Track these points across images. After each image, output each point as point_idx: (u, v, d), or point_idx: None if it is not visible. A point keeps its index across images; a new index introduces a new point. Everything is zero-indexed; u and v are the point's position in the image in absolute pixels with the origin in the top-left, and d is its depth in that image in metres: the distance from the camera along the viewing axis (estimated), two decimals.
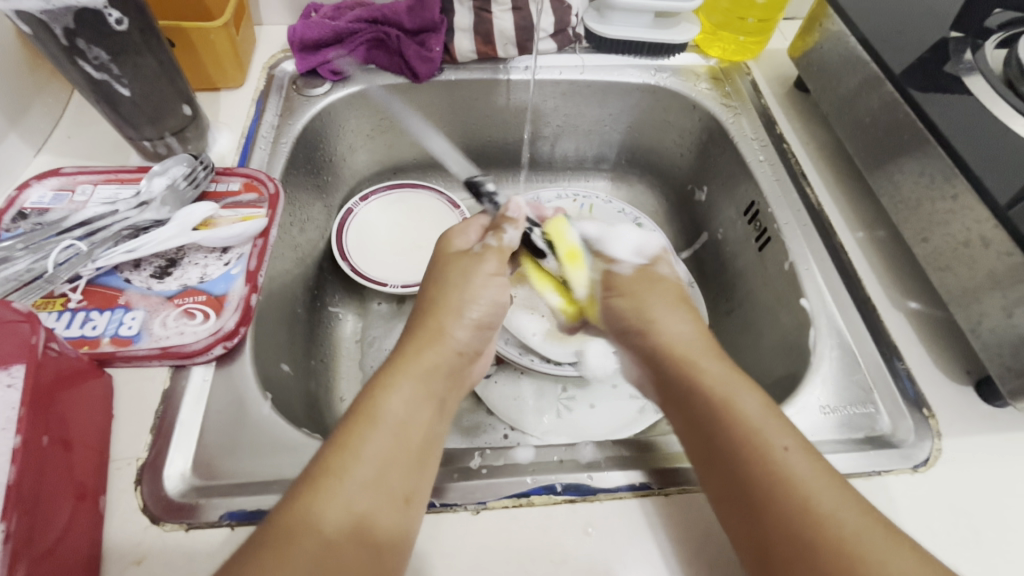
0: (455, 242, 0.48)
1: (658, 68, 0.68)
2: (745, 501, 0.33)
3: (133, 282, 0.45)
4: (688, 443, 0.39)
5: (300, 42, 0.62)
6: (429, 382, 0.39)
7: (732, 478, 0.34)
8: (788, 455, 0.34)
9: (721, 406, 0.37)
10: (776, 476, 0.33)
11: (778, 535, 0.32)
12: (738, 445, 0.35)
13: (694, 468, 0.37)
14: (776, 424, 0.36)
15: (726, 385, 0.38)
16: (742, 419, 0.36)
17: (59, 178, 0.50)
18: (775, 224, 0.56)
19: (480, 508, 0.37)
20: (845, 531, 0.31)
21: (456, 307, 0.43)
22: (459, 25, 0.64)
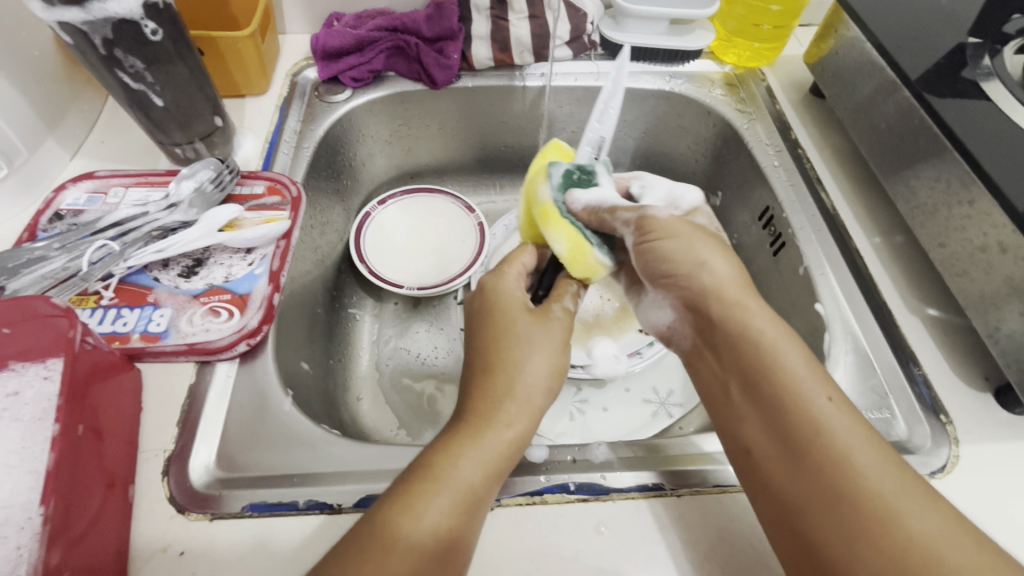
0: (511, 287, 0.43)
1: (674, 75, 0.69)
2: (788, 455, 0.34)
3: (161, 281, 0.47)
4: (733, 397, 0.38)
5: (322, 50, 0.64)
6: (500, 436, 0.36)
7: (779, 431, 0.35)
8: (831, 407, 0.34)
9: (760, 359, 0.36)
10: (817, 433, 0.33)
11: (813, 491, 0.32)
12: (780, 395, 0.35)
13: (735, 419, 0.38)
14: (816, 380, 0.35)
15: (774, 336, 0.37)
16: (785, 379, 0.35)
17: (93, 181, 0.53)
18: (790, 228, 0.55)
19: (494, 505, 0.37)
20: (877, 487, 0.31)
21: (530, 350, 0.39)
22: (477, 33, 0.65)
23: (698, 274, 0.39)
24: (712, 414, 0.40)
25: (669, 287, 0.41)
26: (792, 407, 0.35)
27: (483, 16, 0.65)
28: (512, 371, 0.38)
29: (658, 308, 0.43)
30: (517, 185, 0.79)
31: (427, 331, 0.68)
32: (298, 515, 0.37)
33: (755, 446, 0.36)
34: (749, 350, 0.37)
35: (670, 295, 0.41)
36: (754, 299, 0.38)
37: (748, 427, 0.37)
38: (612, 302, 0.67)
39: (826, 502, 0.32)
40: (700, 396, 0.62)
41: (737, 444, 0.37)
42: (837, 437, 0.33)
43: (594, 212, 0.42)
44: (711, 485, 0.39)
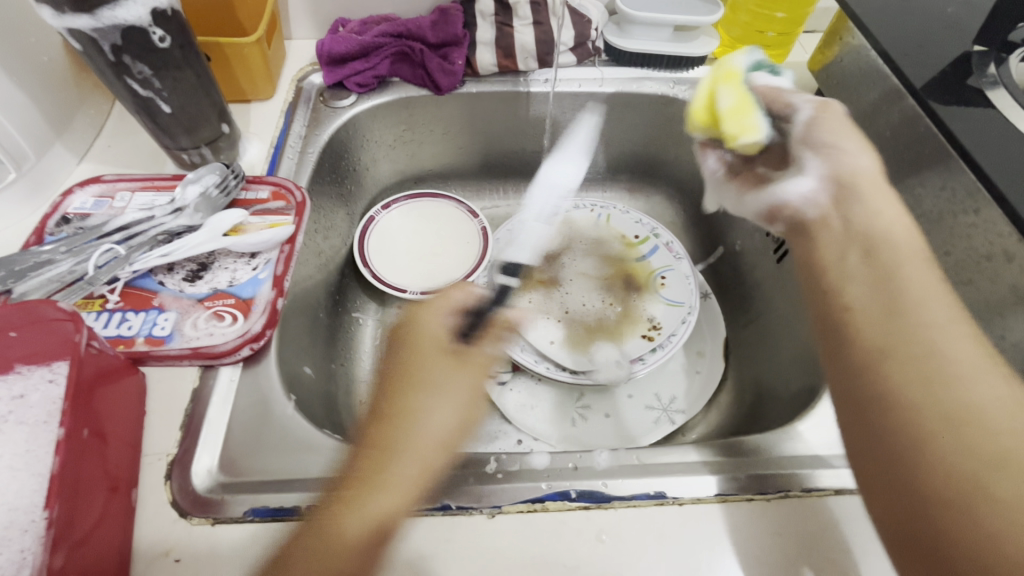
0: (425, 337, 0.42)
1: (678, 81, 0.69)
2: (887, 313, 0.35)
3: (166, 285, 0.47)
4: (837, 258, 0.40)
5: (327, 55, 0.64)
6: (395, 484, 0.35)
7: (882, 293, 0.36)
8: (938, 291, 0.36)
9: (882, 235, 0.39)
10: (919, 307, 0.35)
11: (900, 345, 0.34)
12: (891, 269, 0.37)
13: (839, 278, 0.39)
14: (925, 266, 0.37)
15: (895, 225, 0.39)
16: (901, 258, 0.37)
17: (100, 185, 0.53)
18: None
19: (495, 512, 0.37)
20: (956, 363, 0.32)
21: (418, 419, 0.38)
22: (481, 39, 0.65)
23: (855, 156, 0.42)
24: (809, 283, 0.41)
25: (827, 152, 0.42)
26: (899, 279, 0.36)
27: (487, 23, 0.65)
28: (408, 428, 0.37)
29: (796, 178, 0.43)
30: (521, 189, 0.80)
31: None
32: (299, 520, 0.37)
33: (854, 302, 0.37)
34: (872, 230, 0.39)
35: (829, 160, 0.42)
36: (882, 192, 0.41)
37: (852, 288, 0.38)
38: (613, 306, 0.67)
39: (912, 360, 0.33)
40: (703, 402, 0.62)
41: (833, 298, 0.38)
42: (929, 308, 0.35)
43: (772, 92, 0.44)
44: (714, 494, 0.38)
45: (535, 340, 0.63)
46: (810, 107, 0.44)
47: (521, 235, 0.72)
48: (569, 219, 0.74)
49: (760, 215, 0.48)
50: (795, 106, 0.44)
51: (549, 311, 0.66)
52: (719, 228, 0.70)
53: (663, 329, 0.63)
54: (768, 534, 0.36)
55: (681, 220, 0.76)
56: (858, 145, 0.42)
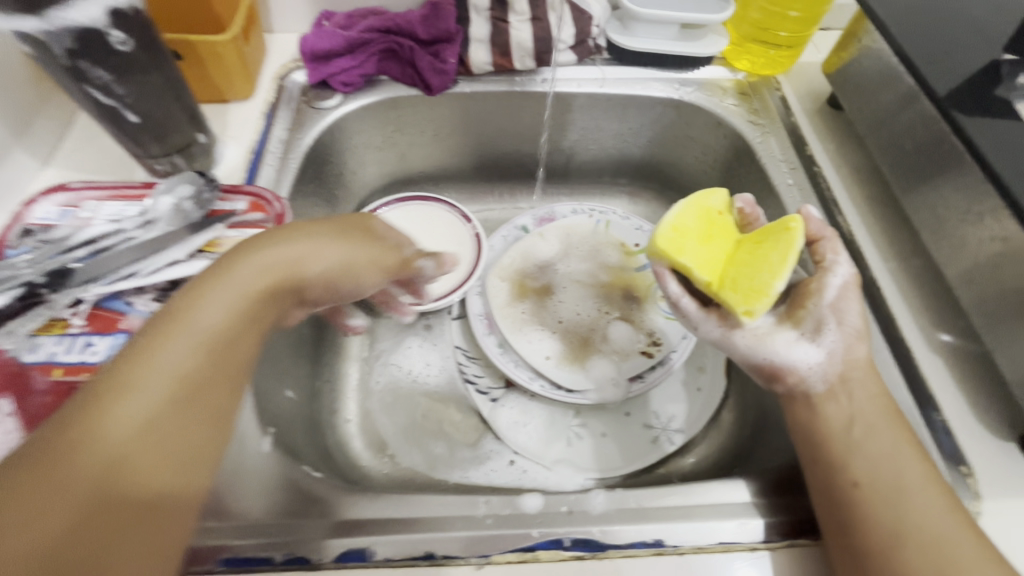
0: (241, 272, 0.36)
1: (684, 82, 0.65)
2: (894, 496, 0.34)
3: (135, 305, 0.43)
4: (830, 428, 0.38)
5: (311, 52, 0.61)
6: (46, 523, 0.24)
7: (885, 472, 0.35)
8: (929, 478, 0.35)
9: (877, 415, 0.38)
10: (919, 497, 0.34)
11: (913, 541, 0.32)
12: (886, 448, 0.36)
13: (838, 453, 0.37)
14: (912, 447, 0.37)
15: (881, 406, 0.38)
16: (894, 440, 0.36)
17: (66, 193, 0.49)
18: None
19: (483, 562, 0.35)
20: (965, 562, 0.31)
21: (209, 307, 0.34)
22: (475, 35, 0.61)
23: (857, 338, 0.40)
24: (810, 452, 0.38)
25: (843, 325, 0.40)
26: (899, 456, 0.36)
27: (481, 18, 0.61)
28: (129, 429, 0.28)
29: (806, 340, 0.40)
30: (517, 192, 0.76)
31: (420, 347, 0.66)
32: (273, 572, 0.35)
33: (863, 477, 0.35)
34: (873, 405, 0.38)
35: (841, 337, 0.40)
36: (871, 375, 0.39)
37: (860, 461, 0.36)
38: (610, 317, 0.64)
39: (927, 557, 0.32)
40: (703, 423, 0.59)
41: (838, 473, 0.36)
42: (931, 489, 0.34)
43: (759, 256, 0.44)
44: (715, 543, 0.36)
45: (530, 356, 0.61)
46: (842, 275, 0.41)
47: (516, 242, 0.70)
48: (566, 226, 0.71)
49: (747, 366, 0.43)
50: (837, 260, 0.42)
51: (543, 321, 0.64)
52: None
53: (663, 345, 0.61)
54: None
55: None
56: (857, 315, 0.41)
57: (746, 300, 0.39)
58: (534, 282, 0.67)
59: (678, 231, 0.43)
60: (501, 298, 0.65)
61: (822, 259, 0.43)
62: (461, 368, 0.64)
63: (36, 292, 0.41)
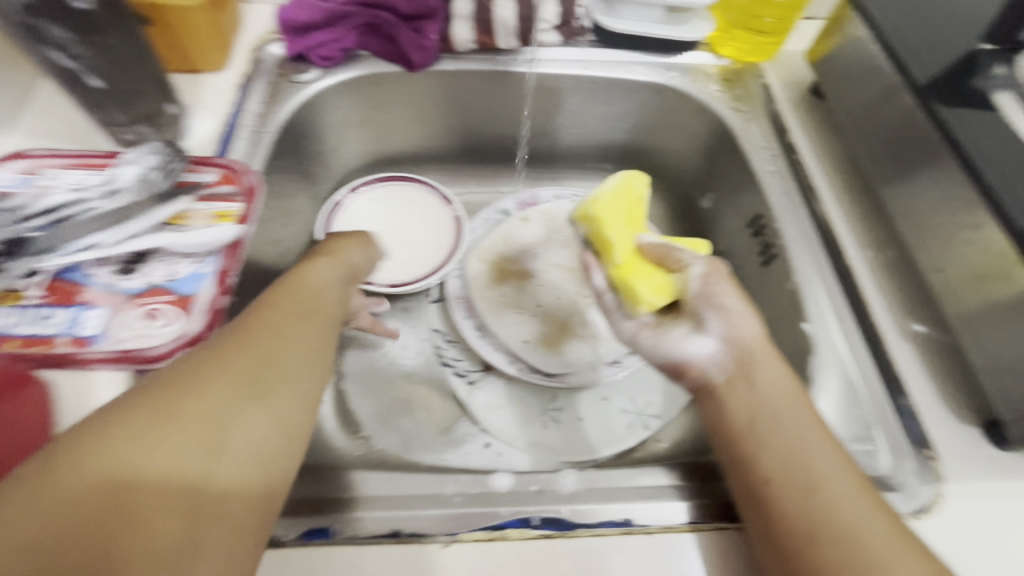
0: (280, 304, 0.37)
1: (669, 66, 0.64)
2: (804, 486, 0.33)
3: (96, 278, 0.42)
4: (733, 425, 0.38)
5: (289, 23, 0.58)
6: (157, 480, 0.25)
7: (790, 463, 0.35)
8: (835, 458, 0.34)
9: (780, 407, 0.37)
10: (828, 484, 0.33)
11: (823, 529, 0.32)
12: (793, 441, 0.35)
13: (746, 451, 0.36)
14: (820, 432, 0.36)
15: (789, 396, 0.37)
16: (798, 431, 0.36)
17: (26, 160, 0.48)
18: (780, 240, 0.52)
19: (450, 541, 0.34)
20: (875, 542, 0.31)
21: (247, 345, 0.32)
22: (457, 12, 0.60)
23: (742, 320, 0.41)
24: (724, 446, 0.38)
25: (724, 313, 0.41)
26: (810, 444, 0.35)
27: None
28: (130, 477, 0.25)
29: (698, 334, 0.41)
30: (500, 175, 0.76)
31: (397, 329, 0.65)
32: None
33: (774, 472, 0.34)
34: (776, 390, 0.38)
35: (725, 322, 0.41)
36: (773, 360, 0.39)
37: (768, 456, 0.35)
38: (590, 301, 0.64)
39: (841, 544, 0.31)
40: (679, 407, 0.60)
41: (750, 476, 0.35)
42: (842, 473, 0.34)
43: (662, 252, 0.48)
44: (684, 523, 0.36)
45: (508, 339, 0.60)
46: (706, 269, 0.43)
47: (497, 226, 0.69)
48: (548, 211, 0.70)
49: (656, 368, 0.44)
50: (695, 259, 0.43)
51: (522, 305, 0.63)
52: (704, 224, 0.67)
53: None
54: (737, 568, 0.34)
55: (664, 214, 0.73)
56: (736, 298, 0.42)
57: (654, 294, 0.42)
58: (514, 266, 0.66)
59: (604, 195, 0.46)
60: (480, 280, 0.64)
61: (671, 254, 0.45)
62: (440, 352, 0.64)
63: None
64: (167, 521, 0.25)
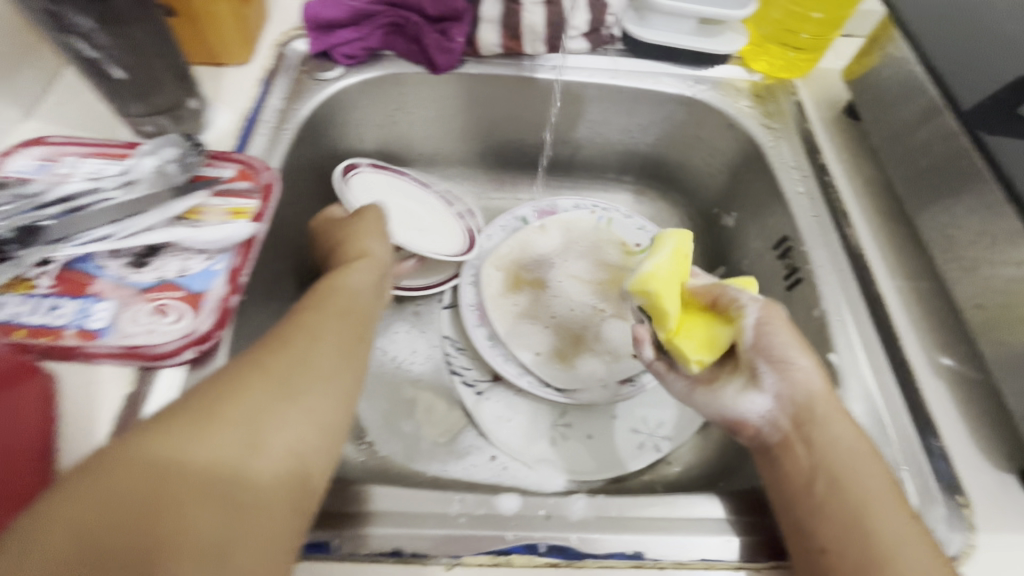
0: (319, 305, 0.39)
1: (698, 79, 0.63)
2: (862, 557, 0.32)
3: (107, 269, 0.41)
4: (790, 483, 0.37)
5: (314, 20, 0.58)
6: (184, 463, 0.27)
7: (852, 530, 0.33)
8: (907, 526, 0.33)
9: (843, 468, 0.36)
10: (896, 556, 0.32)
11: None
12: (848, 501, 0.34)
13: (802, 512, 0.35)
14: (893, 499, 0.34)
15: (855, 455, 0.36)
16: (860, 493, 0.34)
17: (45, 146, 0.47)
18: (808, 264, 0.51)
19: (453, 563, 0.33)
20: None
21: (280, 346, 0.34)
22: (485, 15, 0.59)
23: (803, 374, 0.40)
24: (780, 509, 0.36)
25: (782, 370, 0.40)
26: (871, 510, 0.34)
27: None
28: (161, 451, 0.27)
29: (753, 391, 0.41)
30: (519, 182, 0.74)
31: (407, 333, 0.64)
32: None
33: (829, 542, 0.33)
34: (837, 450, 0.37)
35: (779, 376, 0.40)
36: (840, 416, 0.38)
37: (826, 524, 0.34)
38: (605, 315, 0.63)
39: None
40: (691, 431, 0.58)
41: (804, 542, 0.34)
42: (917, 546, 0.32)
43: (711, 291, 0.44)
44: (697, 559, 0.34)
45: (519, 351, 0.59)
46: (757, 311, 0.41)
47: (514, 233, 0.68)
48: (567, 221, 0.69)
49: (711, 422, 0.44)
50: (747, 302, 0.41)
51: (536, 316, 0.62)
52: (726, 242, 0.65)
53: None
54: None
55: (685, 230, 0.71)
56: (801, 352, 0.40)
57: (699, 351, 0.41)
58: (528, 275, 0.65)
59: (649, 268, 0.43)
60: (495, 288, 0.63)
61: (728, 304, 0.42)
62: (449, 360, 0.62)
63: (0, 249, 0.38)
64: (202, 502, 0.26)
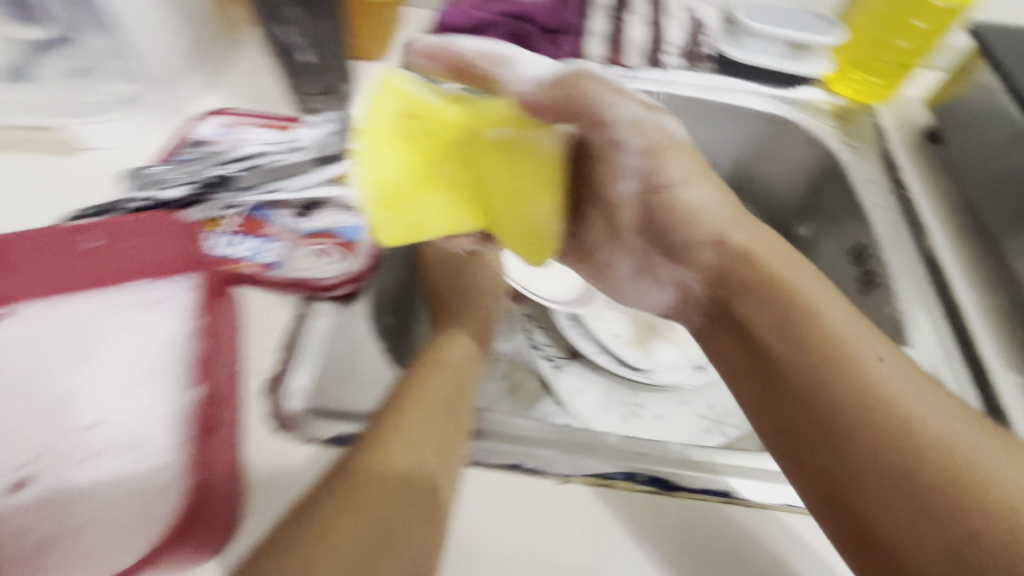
0: (439, 373, 0.40)
1: (784, 99, 0.67)
2: (837, 425, 0.33)
3: (278, 217, 0.50)
4: (740, 347, 0.39)
5: (445, 27, 0.66)
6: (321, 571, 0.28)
7: (799, 391, 0.35)
8: (884, 365, 0.33)
9: (801, 313, 0.36)
10: (879, 395, 0.32)
11: (870, 466, 0.31)
12: (825, 362, 0.34)
13: (751, 387, 0.38)
14: (851, 321, 0.36)
15: (810, 292, 0.37)
16: (819, 330, 0.35)
17: (225, 116, 0.57)
18: (886, 268, 0.54)
19: (564, 479, 0.40)
20: (955, 453, 0.31)
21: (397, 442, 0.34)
22: (593, 30, 0.67)
23: (715, 206, 0.41)
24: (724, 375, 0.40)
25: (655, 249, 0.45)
26: (847, 347, 0.34)
27: (601, 16, 0.67)
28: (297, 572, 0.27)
29: None
30: None
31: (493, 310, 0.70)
32: None
33: (786, 425, 0.35)
34: (779, 301, 0.37)
35: None
36: (785, 261, 0.38)
37: (795, 377, 0.35)
38: None
39: (892, 479, 0.31)
40: None
41: (777, 419, 0.36)
42: (926, 391, 0.33)
43: None
44: (782, 503, 0.39)
45: (600, 333, 0.65)
46: None
47: None
48: None
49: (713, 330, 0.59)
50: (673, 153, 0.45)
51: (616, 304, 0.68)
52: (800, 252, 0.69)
53: None
54: None
55: None
56: (694, 181, 0.41)
57: None
58: None
59: None
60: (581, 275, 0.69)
61: (604, 176, 0.42)
62: (530, 336, 0.68)
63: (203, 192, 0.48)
64: None
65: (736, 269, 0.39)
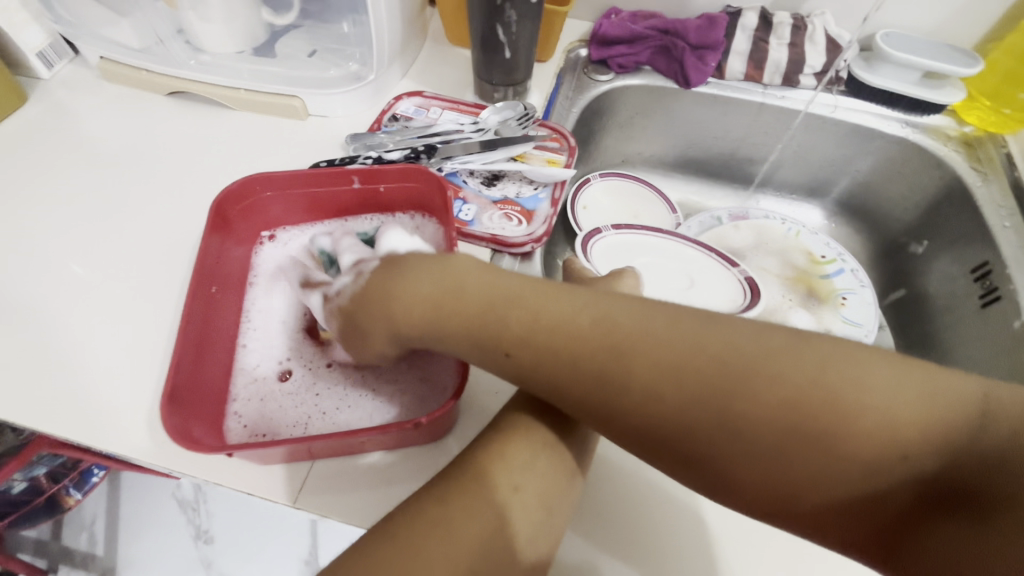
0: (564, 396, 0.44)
1: (912, 123, 0.72)
2: (706, 428, 0.32)
3: (468, 184, 0.60)
4: (578, 389, 0.35)
5: (602, 36, 0.75)
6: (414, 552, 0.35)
7: (630, 396, 0.33)
8: (622, 320, 0.35)
9: (549, 311, 0.36)
10: (657, 370, 0.33)
11: (757, 445, 0.31)
12: (610, 360, 0.34)
13: (635, 436, 0.34)
14: (595, 306, 0.36)
15: (527, 293, 0.37)
16: (586, 333, 0.35)
17: (421, 98, 0.67)
18: (1013, 285, 0.59)
19: None
20: (773, 381, 0.31)
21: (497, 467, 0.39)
22: (737, 48, 0.73)
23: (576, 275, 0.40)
24: (628, 418, 0.34)
25: None
26: (637, 337, 0.34)
27: (746, 35, 0.73)
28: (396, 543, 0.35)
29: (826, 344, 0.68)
30: (717, 191, 0.87)
31: None
32: None
33: (730, 467, 0.32)
34: (552, 309, 0.36)
35: None
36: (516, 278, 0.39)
37: (672, 412, 0.32)
38: (792, 305, 0.74)
39: (815, 435, 0.30)
40: None
41: (696, 457, 0.32)
42: (685, 334, 0.33)
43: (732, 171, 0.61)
44: None
45: None
46: None
47: (710, 230, 0.79)
48: (758, 226, 0.80)
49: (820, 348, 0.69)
50: None
51: None
52: (912, 269, 0.74)
53: None
54: None
55: (867, 254, 0.80)
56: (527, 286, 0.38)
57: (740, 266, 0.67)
58: None
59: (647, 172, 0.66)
60: None
61: None
62: None
63: (418, 156, 0.59)
64: None
65: (554, 340, 0.35)
